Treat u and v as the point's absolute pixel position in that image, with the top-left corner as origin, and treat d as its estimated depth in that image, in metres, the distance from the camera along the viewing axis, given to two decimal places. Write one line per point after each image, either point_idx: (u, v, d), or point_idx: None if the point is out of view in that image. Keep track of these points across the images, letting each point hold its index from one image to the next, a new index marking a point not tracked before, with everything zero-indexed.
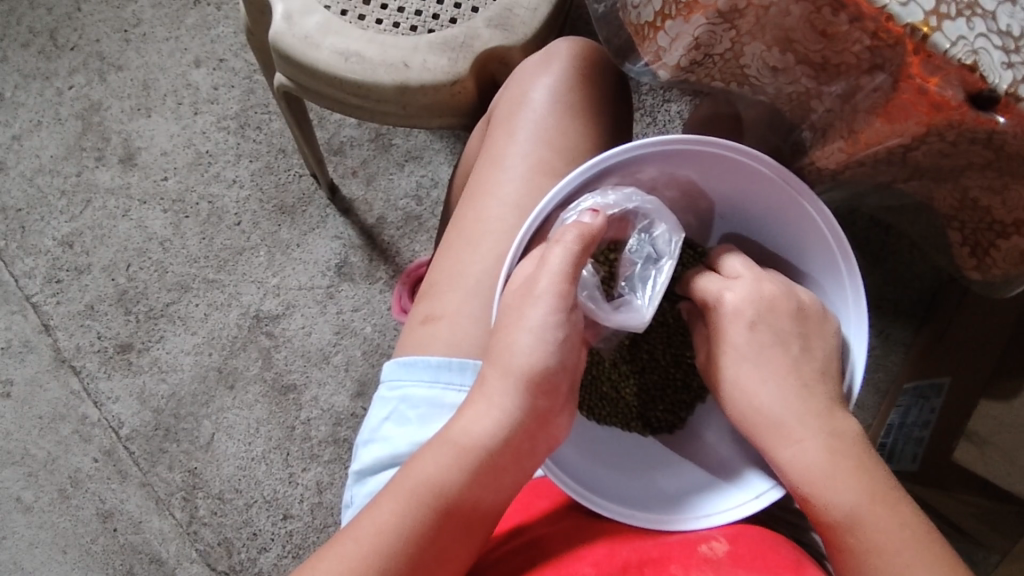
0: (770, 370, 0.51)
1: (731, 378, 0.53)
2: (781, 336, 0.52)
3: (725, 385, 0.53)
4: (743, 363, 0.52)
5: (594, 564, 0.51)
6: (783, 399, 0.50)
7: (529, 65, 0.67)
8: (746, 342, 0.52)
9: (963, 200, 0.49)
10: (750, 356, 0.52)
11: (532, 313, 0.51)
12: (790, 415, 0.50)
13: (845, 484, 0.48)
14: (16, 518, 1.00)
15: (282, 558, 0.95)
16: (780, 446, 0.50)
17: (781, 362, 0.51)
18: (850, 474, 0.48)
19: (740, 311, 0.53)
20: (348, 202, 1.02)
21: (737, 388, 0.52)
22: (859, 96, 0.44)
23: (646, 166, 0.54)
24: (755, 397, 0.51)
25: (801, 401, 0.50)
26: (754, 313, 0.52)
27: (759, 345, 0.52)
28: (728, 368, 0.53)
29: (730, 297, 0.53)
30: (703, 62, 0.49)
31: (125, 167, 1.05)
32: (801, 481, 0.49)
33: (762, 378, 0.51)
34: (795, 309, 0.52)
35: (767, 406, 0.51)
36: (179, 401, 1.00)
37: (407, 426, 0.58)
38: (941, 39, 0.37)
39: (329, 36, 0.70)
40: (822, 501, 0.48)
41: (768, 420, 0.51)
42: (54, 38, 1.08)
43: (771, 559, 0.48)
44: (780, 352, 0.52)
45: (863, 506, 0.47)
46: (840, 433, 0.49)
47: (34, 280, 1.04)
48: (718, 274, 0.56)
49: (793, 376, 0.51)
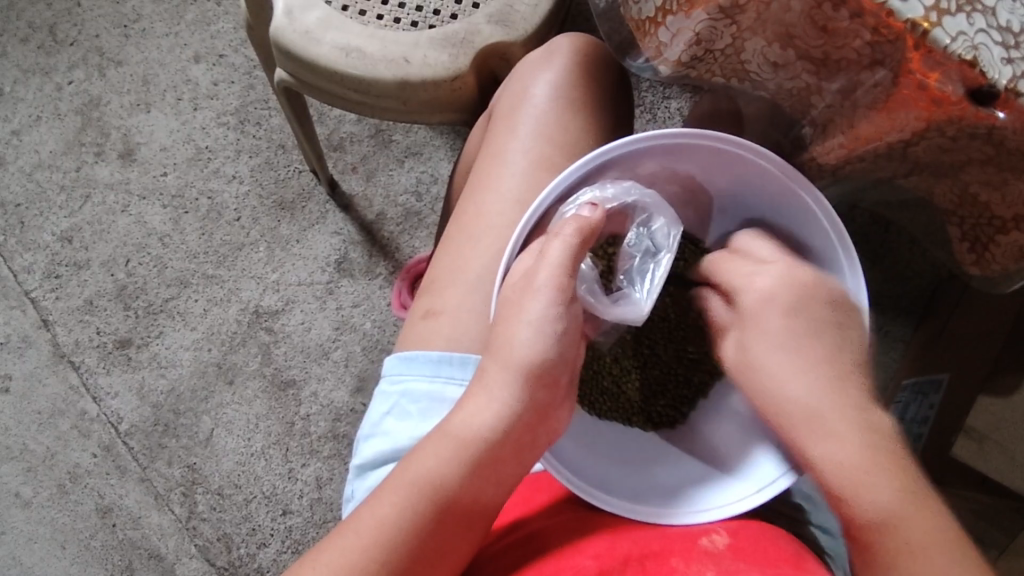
0: (805, 361, 0.52)
1: (767, 369, 0.53)
2: (816, 327, 0.52)
3: (759, 375, 0.54)
4: (776, 354, 0.53)
5: (595, 557, 0.51)
6: (816, 391, 0.50)
7: (531, 61, 0.67)
8: (779, 333, 0.53)
9: (962, 195, 0.49)
10: (783, 347, 0.53)
11: (533, 307, 0.52)
12: (825, 408, 0.50)
13: (877, 477, 0.47)
14: (16, 513, 1.00)
15: (281, 554, 0.95)
16: (814, 440, 0.49)
17: (816, 354, 0.51)
18: (886, 473, 0.47)
19: (774, 299, 0.54)
20: (348, 198, 1.02)
21: (770, 379, 0.53)
22: (859, 92, 0.45)
23: (645, 161, 0.54)
24: (789, 387, 0.52)
25: (836, 395, 0.50)
26: (789, 301, 0.53)
27: (793, 335, 0.52)
28: (763, 359, 0.54)
29: (764, 285, 0.54)
30: (704, 58, 0.49)
31: (124, 163, 1.05)
32: (834, 471, 0.48)
33: (798, 369, 0.51)
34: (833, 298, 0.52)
35: (802, 398, 0.51)
36: (179, 397, 1.00)
37: (408, 420, 0.59)
38: (941, 34, 0.37)
39: (329, 32, 0.70)
40: (858, 498, 0.47)
41: (802, 412, 0.50)
42: (54, 33, 1.08)
43: (772, 551, 0.49)
44: (814, 345, 0.52)
45: (896, 501, 0.47)
46: (876, 430, 0.49)
47: (33, 275, 1.04)
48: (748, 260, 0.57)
49: (826, 369, 0.51)
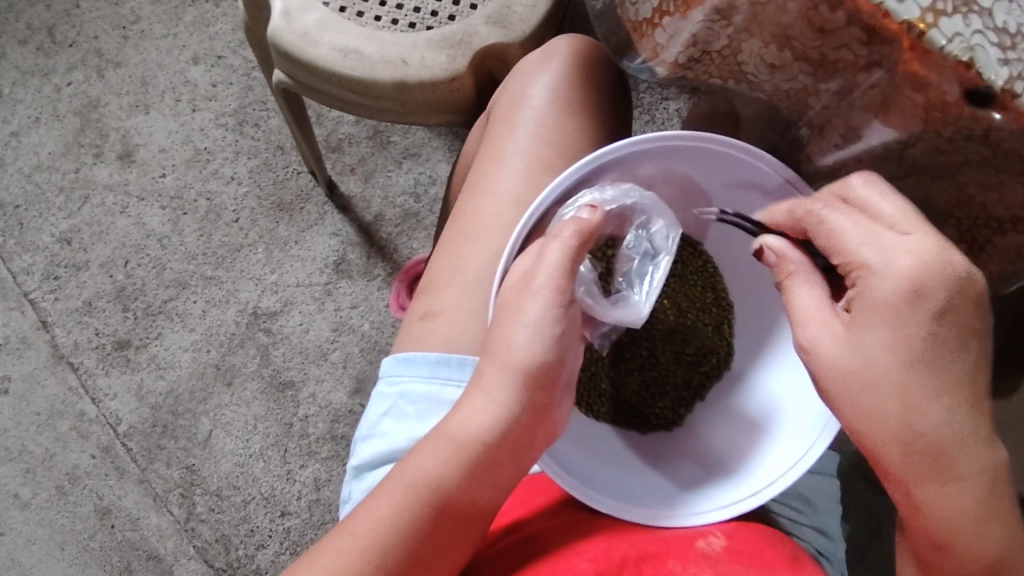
0: (943, 384, 0.45)
1: (894, 387, 0.46)
2: (954, 342, 0.45)
3: (889, 390, 0.46)
4: (915, 373, 0.45)
5: (592, 559, 0.51)
6: (953, 423, 0.45)
7: (530, 62, 0.67)
8: (919, 346, 0.45)
9: (959, 197, 0.49)
10: (921, 364, 0.45)
11: (531, 309, 0.51)
12: (958, 443, 0.45)
13: (993, 529, 0.45)
14: (14, 514, 1.00)
15: (279, 555, 0.95)
16: (941, 480, 0.45)
17: (953, 371, 0.45)
18: (999, 522, 0.45)
19: (922, 296, 0.44)
20: (347, 199, 1.02)
21: (904, 398, 0.45)
22: (856, 93, 0.45)
23: (644, 163, 0.54)
24: (926, 415, 0.45)
25: (972, 427, 0.45)
26: (941, 303, 0.44)
27: (935, 351, 0.45)
28: (896, 373, 0.46)
29: (910, 272, 0.44)
30: (701, 60, 0.50)
31: (123, 164, 1.05)
32: (951, 523, 0.45)
33: (936, 393, 0.45)
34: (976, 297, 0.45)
35: (937, 428, 0.45)
36: (177, 398, 1.00)
37: (406, 421, 0.59)
38: (937, 35, 0.37)
39: (327, 33, 0.70)
40: (968, 546, 0.45)
41: (935, 446, 0.45)
42: (53, 35, 1.08)
43: (769, 557, 0.49)
44: (951, 364, 0.45)
45: (1009, 552, 0.45)
46: (998, 470, 0.45)
47: (32, 276, 1.04)
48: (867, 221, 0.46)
49: (963, 397, 0.45)
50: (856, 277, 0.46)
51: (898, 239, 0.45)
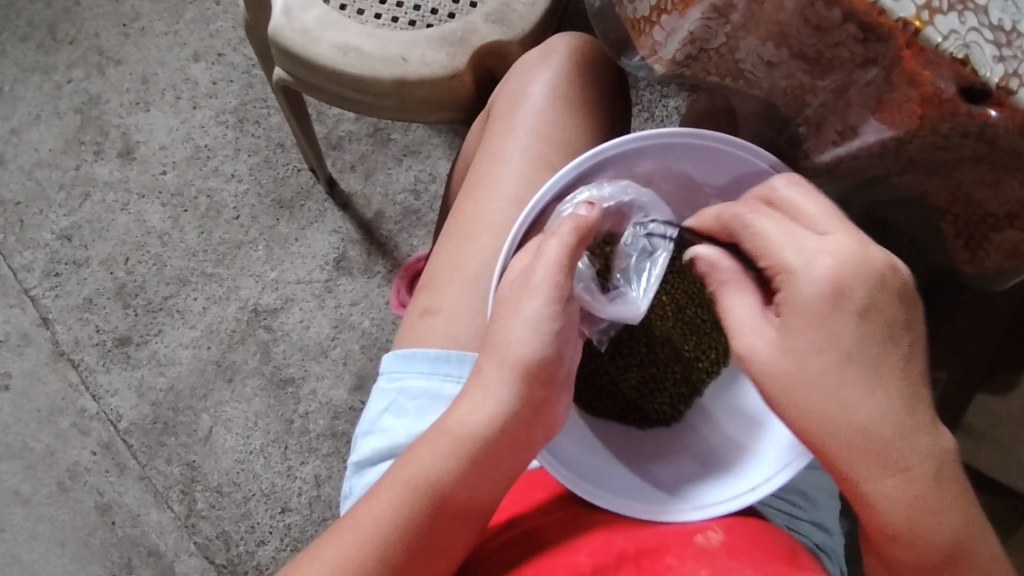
0: (875, 379, 0.45)
1: (828, 388, 0.45)
2: (884, 333, 0.46)
3: (823, 391, 0.45)
4: (848, 370, 0.45)
5: (590, 554, 0.52)
6: (891, 413, 0.45)
7: (529, 60, 0.67)
8: (851, 340, 0.45)
9: (956, 193, 0.50)
10: (855, 358, 0.45)
11: (529, 305, 0.51)
12: (901, 433, 0.45)
13: (946, 515, 0.46)
14: (15, 510, 1.00)
15: (280, 551, 0.95)
16: (885, 475, 0.45)
17: (886, 364, 0.45)
18: (951, 507, 0.46)
19: (846, 292, 0.45)
20: (347, 197, 1.02)
21: (839, 398, 0.45)
22: (853, 90, 0.45)
23: (642, 160, 0.55)
24: (864, 410, 0.45)
25: (908, 417, 0.45)
26: (866, 296, 0.45)
27: (864, 343, 0.45)
28: (829, 373, 0.45)
29: (829, 266, 0.45)
30: (698, 57, 0.50)
31: (124, 161, 1.06)
32: (900, 515, 0.45)
33: (871, 389, 0.45)
34: (896, 287, 0.46)
35: (877, 421, 0.45)
36: (178, 395, 1.00)
37: (405, 417, 0.59)
38: (933, 33, 0.37)
39: (328, 31, 0.70)
40: (923, 536, 0.46)
41: (878, 441, 0.45)
42: (53, 32, 1.09)
43: (767, 552, 0.50)
44: (884, 355, 0.46)
45: (963, 534, 0.46)
46: (943, 455, 0.46)
47: (33, 273, 1.04)
48: (790, 219, 0.48)
49: (898, 385, 0.45)
50: (783, 280, 0.47)
51: (821, 240, 0.46)
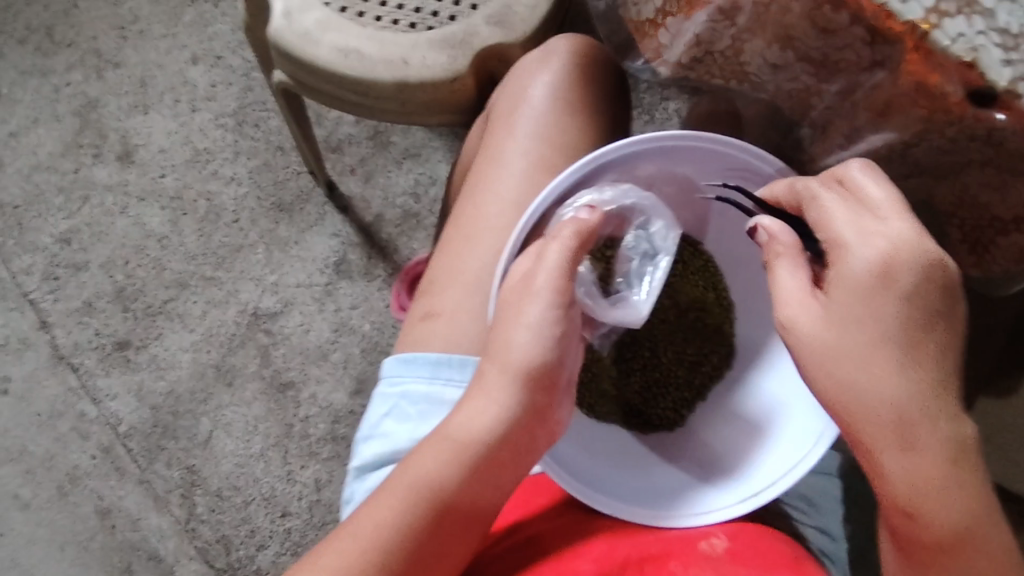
0: (913, 359, 0.45)
1: (862, 358, 0.45)
2: (925, 318, 0.45)
3: (858, 360, 0.45)
4: (883, 345, 0.45)
5: (595, 560, 0.51)
6: (921, 394, 0.45)
7: (529, 63, 0.67)
8: (889, 318, 0.45)
9: (962, 197, 0.49)
10: (892, 335, 0.45)
11: (531, 311, 0.51)
12: (929, 414, 0.45)
13: (960, 501, 0.45)
14: (14, 515, 0.99)
15: (280, 556, 0.95)
16: (907, 450, 0.45)
17: (921, 350, 0.45)
18: (965, 496, 0.45)
19: (887, 272, 0.45)
20: (346, 200, 1.02)
21: (872, 369, 0.45)
22: (859, 92, 0.45)
23: (643, 163, 0.54)
24: (896, 385, 0.45)
25: (940, 401, 0.45)
26: (907, 278, 0.45)
27: (903, 324, 0.45)
28: (864, 345, 0.45)
29: (878, 246, 0.45)
30: (703, 60, 0.49)
31: (123, 164, 1.05)
32: (915, 493, 0.45)
33: (902, 369, 0.45)
34: (942, 277, 0.45)
35: (907, 397, 0.45)
36: (177, 399, 1.00)
37: (407, 422, 0.59)
38: (940, 37, 0.37)
39: (327, 33, 0.70)
40: (934, 517, 0.45)
41: (905, 416, 0.45)
42: (52, 35, 1.08)
43: (771, 558, 0.49)
44: (923, 338, 0.45)
45: (973, 525, 0.45)
46: (965, 445, 0.45)
47: (32, 277, 1.03)
48: (846, 198, 0.46)
49: (932, 369, 0.45)
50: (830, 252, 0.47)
51: (870, 219, 0.46)
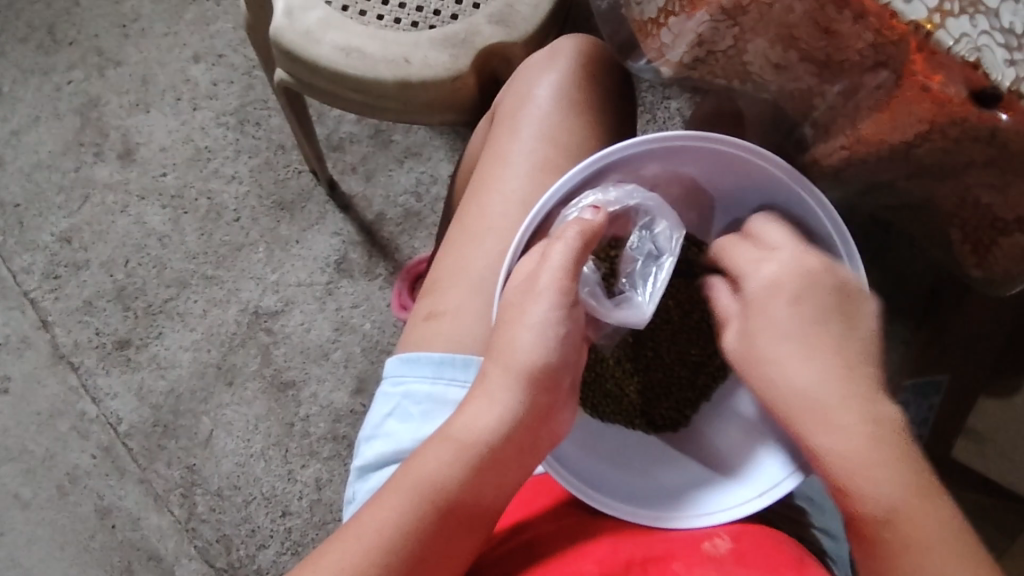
0: (815, 349, 0.49)
1: (765, 360, 0.51)
2: (825, 315, 0.50)
3: (764, 361, 0.51)
4: (785, 342, 0.50)
5: (597, 562, 0.51)
6: (825, 380, 0.48)
7: (533, 63, 0.67)
8: (788, 320, 0.51)
9: (965, 198, 0.49)
10: (792, 334, 0.50)
11: (535, 309, 0.51)
12: (835, 396, 0.48)
13: (887, 472, 0.46)
14: (15, 514, 0.99)
15: (281, 555, 0.95)
16: (821, 432, 0.48)
17: (825, 343, 0.49)
18: (892, 467, 0.46)
19: (781, 285, 0.51)
20: (348, 199, 1.02)
21: (776, 365, 0.50)
22: (862, 93, 0.45)
23: (648, 163, 0.54)
24: (798, 376, 0.49)
25: (847, 384, 0.48)
26: (796, 287, 0.51)
27: (803, 323, 0.50)
28: (770, 347, 0.51)
29: (772, 270, 0.52)
30: (705, 60, 0.49)
31: (124, 163, 1.05)
32: (838, 468, 0.47)
33: (804, 359, 0.49)
34: (835, 283, 0.51)
35: (810, 386, 0.49)
36: (178, 398, 1.00)
37: (409, 422, 0.58)
38: (944, 36, 0.37)
39: (330, 32, 0.70)
40: (860, 491, 0.46)
41: (811, 402, 0.48)
42: (53, 33, 1.08)
43: (774, 559, 0.49)
44: (824, 331, 0.50)
45: (906, 498, 0.45)
46: (884, 422, 0.47)
47: (32, 275, 1.03)
48: (756, 243, 0.55)
49: (837, 357, 0.49)
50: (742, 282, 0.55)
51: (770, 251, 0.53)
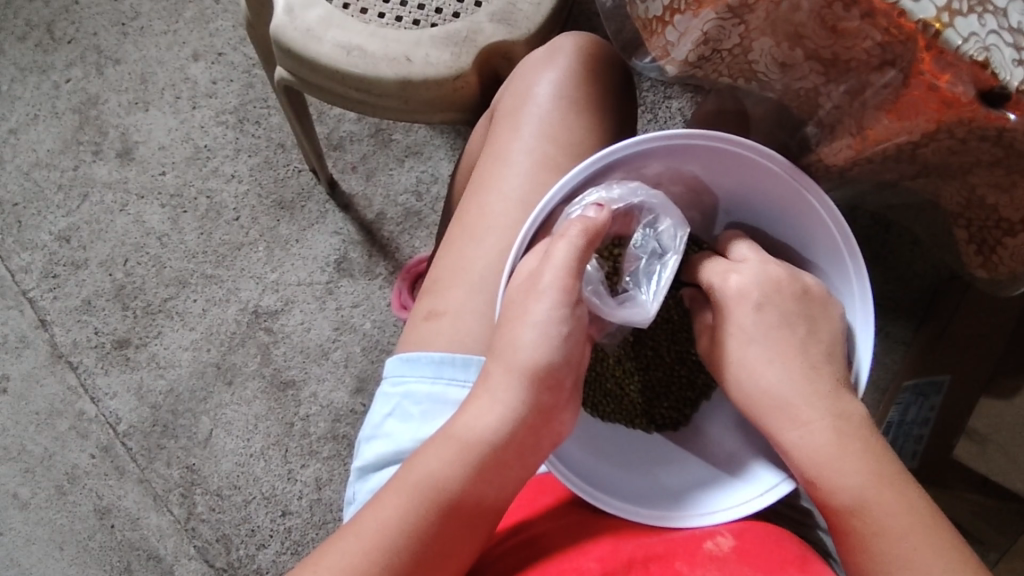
0: (777, 352, 0.51)
1: (733, 364, 0.53)
2: (790, 317, 0.51)
3: (732, 365, 0.53)
4: (752, 346, 0.52)
5: (599, 560, 0.51)
6: (788, 380, 0.50)
7: (535, 60, 0.67)
8: (755, 324, 0.52)
9: (971, 197, 0.49)
10: (759, 338, 0.52)
11: (537, 308, 0.51)
12: (799, 396, 0.49)
13: (853, 465, 0.47)
14: (13, 514, 0.99)
15: (281, 555, 0.95)
16: (787, 430, 0.49)
17: (788, 345, 0.51)
18: (858, 458, 0.47)
19: (746, 293, 0.52)
20: (348, 198, 1.01)
21: (744, 369, 0.52)
22: (868, 92, 0.44)
23: (651, 161, 0.54)
24: (764, 378, 0.51)
25: (807, 384, 0.50)
26: (761, 294, 0.52)
27: (768, 326, 0.52)
28: (737, 350, 0.53)
29: (735, 280, 0.53)
30: (710, 58, 0.49)
31: (123, 161, 1.05)
32: (806, 466, 0.48)
33: (768, 361, 0.51)
34: (796, 291, 0.52)
35: (775, 387, 0.50)
36: (177, 398, 0.99)
37: (409, 422, 0.58)
38: (953, 35, 0.36)
39: (330, 30, 0.69)
40: (830, 484, 0.47)
41: (776, 403, 0.50)
42: (51, 31, 1.08)
43: (778, 557, 0.49)
44: (788, 333, 0.51)
45: (873, 487, 0.47)
46: (848, 416, 0.48)
47: (31, 274, 1.03)
48: (726, 259, 0.56)
49: (801, 357, 0.50)
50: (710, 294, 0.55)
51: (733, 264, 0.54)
